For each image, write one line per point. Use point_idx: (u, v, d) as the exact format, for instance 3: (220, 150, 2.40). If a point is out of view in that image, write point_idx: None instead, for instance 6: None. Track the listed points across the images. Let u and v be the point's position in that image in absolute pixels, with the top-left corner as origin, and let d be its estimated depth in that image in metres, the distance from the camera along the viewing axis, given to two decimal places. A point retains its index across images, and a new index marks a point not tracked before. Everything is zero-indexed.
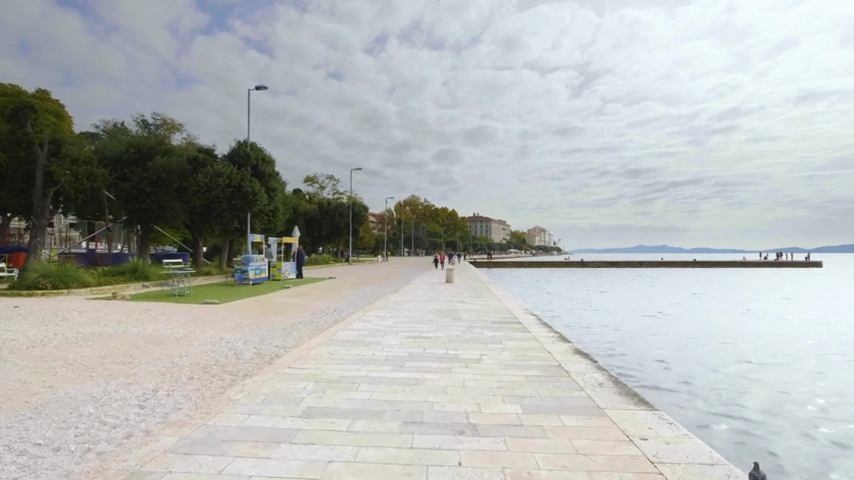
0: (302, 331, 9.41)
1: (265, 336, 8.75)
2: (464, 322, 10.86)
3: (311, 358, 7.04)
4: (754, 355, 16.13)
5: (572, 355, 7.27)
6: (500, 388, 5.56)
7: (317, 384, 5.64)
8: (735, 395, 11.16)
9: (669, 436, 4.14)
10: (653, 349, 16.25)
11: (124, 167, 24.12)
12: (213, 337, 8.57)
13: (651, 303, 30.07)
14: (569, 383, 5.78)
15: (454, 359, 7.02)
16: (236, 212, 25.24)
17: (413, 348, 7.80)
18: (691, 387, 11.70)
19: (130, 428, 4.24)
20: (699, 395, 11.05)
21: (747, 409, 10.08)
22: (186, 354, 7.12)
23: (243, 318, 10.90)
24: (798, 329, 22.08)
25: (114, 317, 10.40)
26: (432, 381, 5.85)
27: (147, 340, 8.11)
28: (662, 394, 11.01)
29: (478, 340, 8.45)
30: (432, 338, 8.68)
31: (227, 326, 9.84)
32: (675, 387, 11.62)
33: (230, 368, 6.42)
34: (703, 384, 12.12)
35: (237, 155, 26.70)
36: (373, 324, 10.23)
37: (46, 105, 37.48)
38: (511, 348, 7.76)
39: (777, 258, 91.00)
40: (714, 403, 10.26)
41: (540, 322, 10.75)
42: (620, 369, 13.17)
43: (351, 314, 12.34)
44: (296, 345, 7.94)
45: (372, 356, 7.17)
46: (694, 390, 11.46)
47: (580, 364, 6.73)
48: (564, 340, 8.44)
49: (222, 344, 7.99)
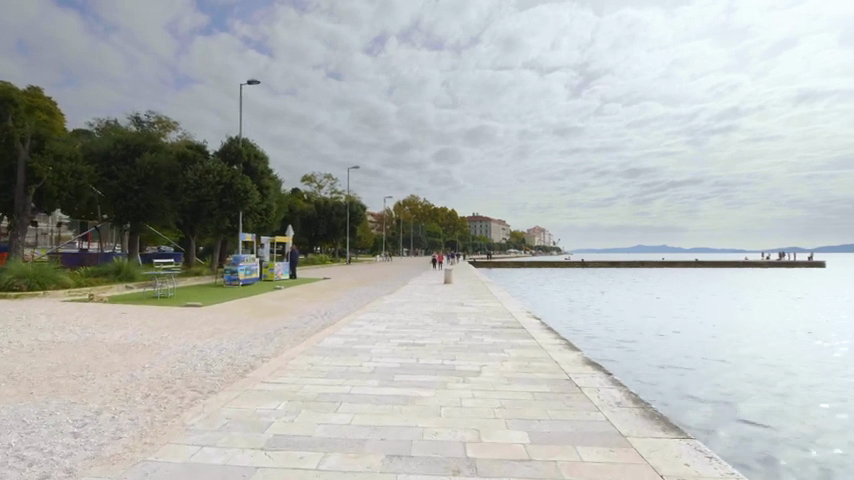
0: (286, 337, 8.65)
1: (243, 343, 7.98)
2: (461, 326, 10.03)
3: (288, 370, 6.25)
4: (767, 355, 15.37)
5: (582, 366, 6.50)
6: (503, 409, 4.78)
7: (291, 404, 4.87)
8: (753, 398, 10.38)
9: (712, 476, 3.38)
10: (661, 349, 15.50)
11: (111, 165, 23.34)
12: (185, 345, 7.78)
13: (654, 303, 29.30)
14: (583, 402, 5.00)
15: (451, 372, 6.24)
16: (227, 210, 24.40)
17: (404, 358, 7.01)
18: (704, 389, 10.93)
19: (48, 467, 3.45)
20: (715, 397, 10.27)
21: (767, 413, 9.30)
22: (149, 367, 6.33)
23: (223, 323, 10.08)
24: (808, 329, 21.36)
25: (83, 322, 9.60)
26: (425, 400, 5.07)
27: (110, 348, 7.30)
28: (675, 397, 10.21)
29: (477, 348, 7.68)
30: (426, 346, 7.92)
31: (204, 331, 9.04)
32: (689, 389, 10.84)
33: (195, 383, 5.63)
34: (716, 385, 11.36)
35: (229, 152, 25.94)
36: (364, 330, 9.44)
37: (36, 102, 36.67)
38: (514, 358, 6.98)
39: (780, 258, 90.07)
40: (732, 406, 9.49)
41: (543, 326, 9.97)
42: (628, 372, 12.38)
43: (341, 318, 11.55)
44: (274, 354, 7.15)
45: (358, 367, 6.39)
46: (708, 392, 10.68)
47: (594, 377, 5.96)
48: (571, 347, 7.69)
49: (194, 353, 7.21)
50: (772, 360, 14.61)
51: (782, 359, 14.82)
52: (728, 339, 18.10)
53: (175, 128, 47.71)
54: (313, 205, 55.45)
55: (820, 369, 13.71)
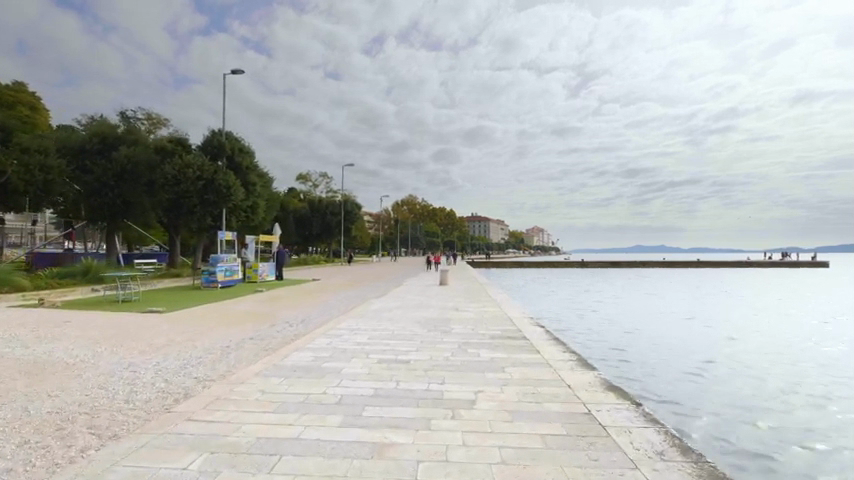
0: (247, 352, 7.33)
1: (190, 361, 6.60)
2: (454, 336, 8.70)
3: (230, 400, 4.88)
4: (786, 355, 14.18)
5: (602, 393, 5.17)
6: (504, 467, 3.44)
7: (211, 459, 3.52)
8: (786, 402, 9.09)
9: None
10: (672, 350, 14.28)
11: (85, 160, 21.98)
12: (120, 363, 6.44)
13: (659, 303, 28.04)
14: (611, 454, 3.66)
15: (437, 403, 4.88)
16: (209, 207, 22.95)
17: (380, 381, 5.64)
18: (727, 392, 9.63)
19: None
20: (743, 402, 8.99)
21: (808, 423, 7.99)
22: (55, 397, 4.99)
23: (178, 334, 8.73)
24: (821, 328, 20.15)
25: (13, 332, 8.23)
26: (397, 450, 3.70)
27: (22, 369, 5.98)
28: (699, 402, 8.89)
29: (472, 367, 6.34)
30: (411, 363, 6.59)
31: (152, 345, 7.70)
32: (712, 393, 9.54)
33: (99, 423, 4.30)
34: (741, 387, 10.08)
35: (212, 146, 24.63)
36: (341, 341, 8.09)
37: (19, 98, 35.73)
38: (517, 381, 5.63)
39: (782, 258, 88.75)
40: (758, 415, 8.24)
41: (548, 336, 8.65)
42: (637, 372, 11.16)
43: (320, 325, 10.26)
44: (220, 378, 5.77)
45: (319, 397, 5.00)
46: (734, 396, 9.40)
47: (619, 411, 4.64)
48: (585, 365, 6.36)
49: (125, 375, 5.88)
50: (791, 361, 13.35)
51: (804, 360, 13.61)
52: (741, 339, 16.87)
53: (166, 125, 46.36)
54: (307, 205, 54.04)
55: (850, 371, 12.45)
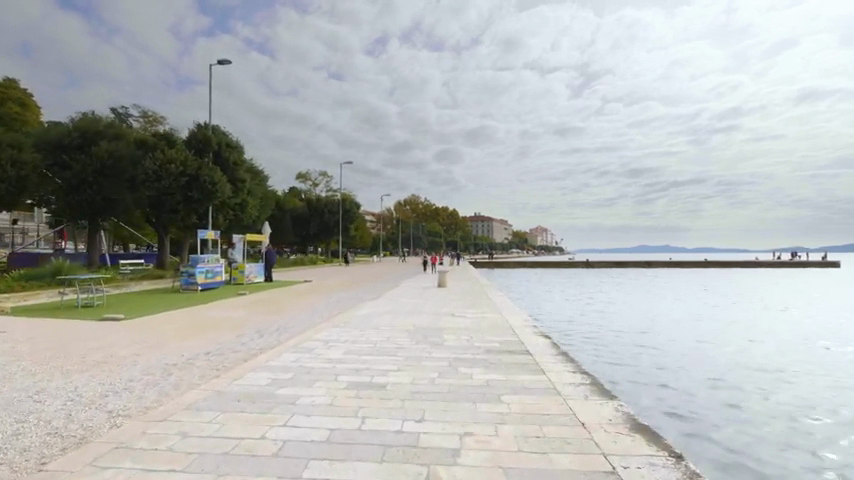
0: (193, 373, 6.10)
1: (115, 386, 5.40)
2: (446, 350, 7.47)
3: (132, 451, 3.63)
4: (810, 356, 13.02)
5: (629, 439, 3.89)
6: None
7: None
8: (823, 405, 7.93)
9: None
10: (687, 350, 13.09)
11: (63, 155, 20.85)
12: (26, 390, 5.19)
13: (665, 303, 26.94)
14: None
15: (410, 454, 3.64)
16: (192, 205, 21.72)
17: (342, 419, 4.38)
18: (755, 393, 8.44)
19: None
20: (775, 404, 7.78)
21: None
22: None
23: (124, 347, 7.52)
24: (837, 329, 18.91)
25: None
26: None
27: None
28: (730, 405, 7.67)
29: (461, 396, 5.06)
30: (388, 388, 5.37)
31: (84, 363, 6.48)
32: (738, 394, 8.36)
33: None
34: (771, 389, 8.88)
35: (197, 140, 23.60)
36: (309, 358, 6.88)
37: (8, 93, 34.63)
38: (518, 419, 4.37)
39: (791, 257, 86.58)
40: (798, 418, 7.05)
41: (556, 351, 7.43)
42: (651, 374, 9.97)
43: (293, 335, 9.08)
44: (140, 413, 4.53)
45: (252, 445, 3.75)
46: (764, 397, 8.21)
47: (656, 470, 3.37)
48: (603, 394, 5.07)
49: (20, 409, 4.62)
50: (815, 362, 12.14)
51: (830, 360, 12.42)
52: (756, 339, 15.69)
53: (162, 123, 45.39)
54: (305, 204, 53.04)
55: None
